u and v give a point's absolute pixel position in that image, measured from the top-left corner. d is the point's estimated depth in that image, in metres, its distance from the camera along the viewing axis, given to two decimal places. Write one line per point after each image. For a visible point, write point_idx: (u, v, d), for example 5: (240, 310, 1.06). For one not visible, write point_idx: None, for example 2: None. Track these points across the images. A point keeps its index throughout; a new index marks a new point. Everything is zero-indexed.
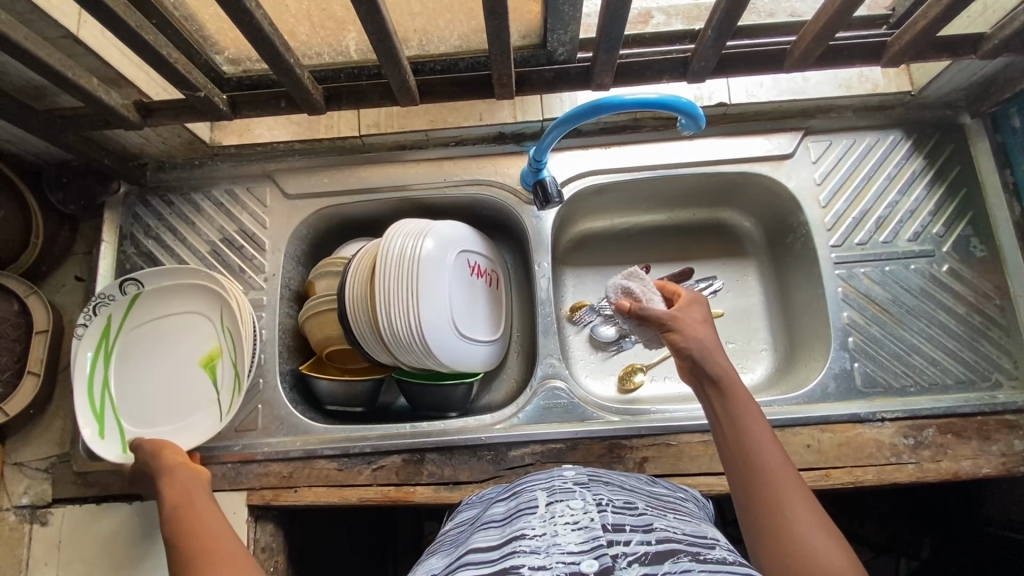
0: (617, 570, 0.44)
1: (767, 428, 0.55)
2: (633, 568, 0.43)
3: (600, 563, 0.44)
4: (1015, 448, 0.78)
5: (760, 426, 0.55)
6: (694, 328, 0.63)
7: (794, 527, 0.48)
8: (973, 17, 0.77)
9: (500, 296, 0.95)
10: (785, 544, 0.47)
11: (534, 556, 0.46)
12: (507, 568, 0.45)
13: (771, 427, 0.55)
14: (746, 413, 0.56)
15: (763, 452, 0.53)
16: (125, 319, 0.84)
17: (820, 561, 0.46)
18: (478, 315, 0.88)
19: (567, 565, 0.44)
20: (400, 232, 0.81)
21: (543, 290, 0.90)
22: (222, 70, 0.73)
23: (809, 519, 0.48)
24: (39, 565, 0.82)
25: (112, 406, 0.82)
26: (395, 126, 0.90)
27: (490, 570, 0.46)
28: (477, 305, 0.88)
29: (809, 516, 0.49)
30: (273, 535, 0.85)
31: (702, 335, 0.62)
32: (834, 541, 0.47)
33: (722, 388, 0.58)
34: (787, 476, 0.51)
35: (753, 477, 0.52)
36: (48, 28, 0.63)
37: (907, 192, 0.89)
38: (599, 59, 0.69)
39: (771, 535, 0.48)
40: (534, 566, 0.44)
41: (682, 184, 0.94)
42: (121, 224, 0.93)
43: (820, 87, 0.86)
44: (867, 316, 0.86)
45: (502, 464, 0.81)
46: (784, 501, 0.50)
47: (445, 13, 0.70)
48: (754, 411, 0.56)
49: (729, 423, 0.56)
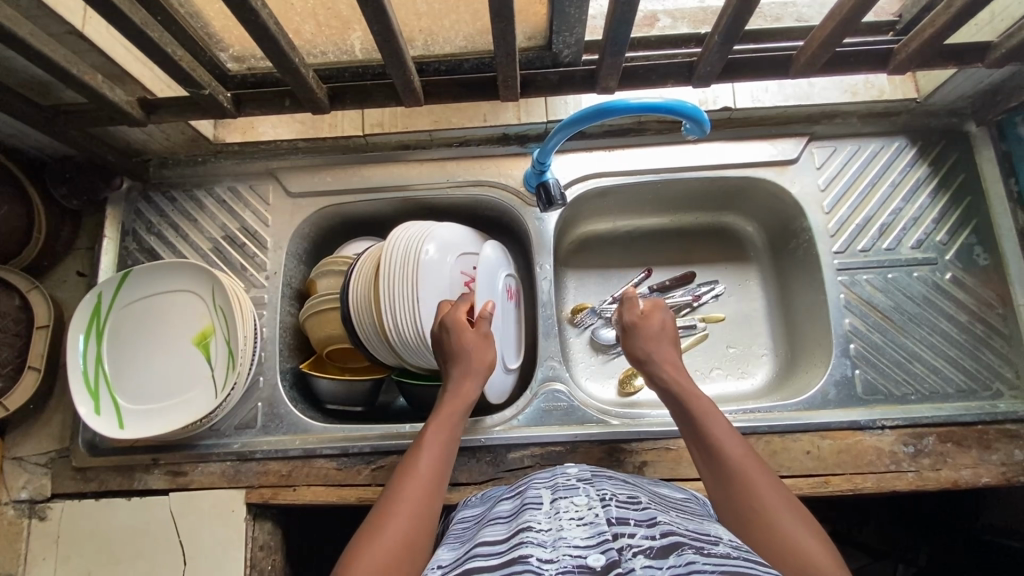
0: (623, 562, 0.44)
1: (734, 431, 0.63)
2: (638, 560, 0.44)
3: (606, 557, 0.44)
4: (1015, 457, 0.78)
5: (722, 424, 0.64)
6: (653, 340, 0.75)
7: (767, 514, 0.54)
8: (980, 25, 0.76)
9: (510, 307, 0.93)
10: (761, 532, 0.53)
11: (542, 548, 0.46)
12: (515, 558, 0.46)
13: (734, 426, 0.64)
14: (706, 413, 0.65)
15: (730, 450, 0.61)
16: (114, 297, 0.85)
17: (792, 540, 0.52)
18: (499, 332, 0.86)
19: (575, 558, 0.44)
20: (403, 234, 0.82)
21: (545, 292, 0.89)
22: (227, 67, 0.73)
23: (781, 503, 0.55)
24: (36, 560, 0.82)
25: (107, 383, 0.83)
26: (400, 126, 0.90)
27: (498, 562, 0.46)
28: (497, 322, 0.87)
29: (780, 503, 0.55)
30: (271, 533, 0.85)
31: (656, 346, 0.74)
32: (805, 523, 0.53)
33: (681, 393, 0.68)
34: (753, 464, 0.59)
35: (724, 473, 0.59)
36: (53, 23, 0.63)
37: (912, 199, 0.88)
38: (605, 62, 0.69)
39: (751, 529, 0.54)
40: (542, 558, 0.45)
41: (685, 188, 0.94)
42: (123, 219, 0.93)
43: (826, 93, 0.86)
44: (868, 323, 0.85)
45: (501, 466, 0.81)
46: (753, 488, 0.57)
47: (451, 13, 0.69)
48: (720, 416, 0.65)
49: (696, 431, 0.65)
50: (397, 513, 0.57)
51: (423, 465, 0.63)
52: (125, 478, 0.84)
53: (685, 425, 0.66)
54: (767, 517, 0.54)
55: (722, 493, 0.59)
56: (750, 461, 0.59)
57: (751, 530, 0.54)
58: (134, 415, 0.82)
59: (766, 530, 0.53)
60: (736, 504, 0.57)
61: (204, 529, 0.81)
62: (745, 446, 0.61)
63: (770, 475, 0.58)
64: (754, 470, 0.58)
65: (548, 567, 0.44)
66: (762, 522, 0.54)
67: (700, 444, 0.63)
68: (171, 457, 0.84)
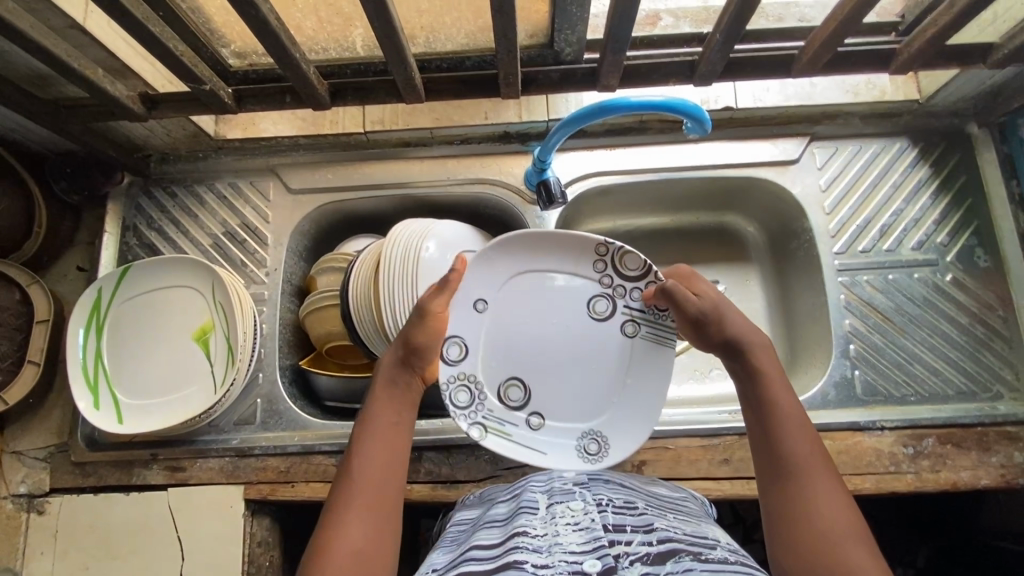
0: (619, 570, 0.44)
1: (805, 422, 0.54)
2: (635, 568, 0.44)
3: (602, 563, 0.44)
4: (1015, 460, 0.78)
5: (794, 410, 0.55)
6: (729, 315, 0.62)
7: (818, 520, 0.48)
8: (982, 26, 0.76)
9: (493, 353, 0.74)
10: (804, 535, 0.48)
11: (536, 554, 0.46)
12: (509, 563, 0.45)
13: (808, 416, 0.55)
14: (776, 395, 0.56)
15: (795, 440, 0.53)
16: (114, 292, 0.85)
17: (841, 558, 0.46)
18: (594, 384, 0.74)
19: (570, 565, 0.44)
20: (403, 232, 0.82)
21: (463, 401, 0.72)
22: (228, 63, 0.73)
23: (839, 510, 0.49)
24: (34, 554, 0.82)
25: (106, 378, 0.83)
26: (400, 122, 0.90)
27: (491, 567, 0.46)
28: (573, 346, 0.74)
29: (836, 509, 0.49)
30: (269, 529, 0.85)
31: (725, 321, 0.62)
32: (860, 537, 0.47)
33: (752, 374, 0.58)
34: (819, 464, 0.52)
35: (780, 462, 0.53)
36: (55, 17, 0.63)
37: (913, 200, 0.88)
38: (606, 60, 0.69)
39: (792, 526, 0.49)
40: (537, 564, 0.45)
41: (687, 188, 0.93)
42: (124, 215, 0.93)
43: (827, 93, 0.86)
44: (868, 324, 0.85)
45: (501, 464, 0.81)
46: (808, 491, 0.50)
47: (452, 11, 0.70)
48: (792, 399, 0.56)
49: (760, 410, 0.56)
50: (350, 512, 0.52)
51: (375, 454, 0.56)
52: (123, 472, 0.84)
53: (747, 398, 0.58)
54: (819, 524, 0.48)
55: (769, 479, 0.53)
56: (814, 459, 0.52)
57: (790, 527, 0.49)
58: (133, 410, 0.82)
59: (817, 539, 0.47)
60: (781, 497, 0.51)
61: (203, 524, 0.81)
62: (817, 443, 0.53)
63: (836, 481, 0.51)
64: (819, 471, 0.51)
65: (542, 572, 0.44)
66: (806, 524, 0.49)
67: (759, 423, 0.56)
68: (170, 452, 0.84)
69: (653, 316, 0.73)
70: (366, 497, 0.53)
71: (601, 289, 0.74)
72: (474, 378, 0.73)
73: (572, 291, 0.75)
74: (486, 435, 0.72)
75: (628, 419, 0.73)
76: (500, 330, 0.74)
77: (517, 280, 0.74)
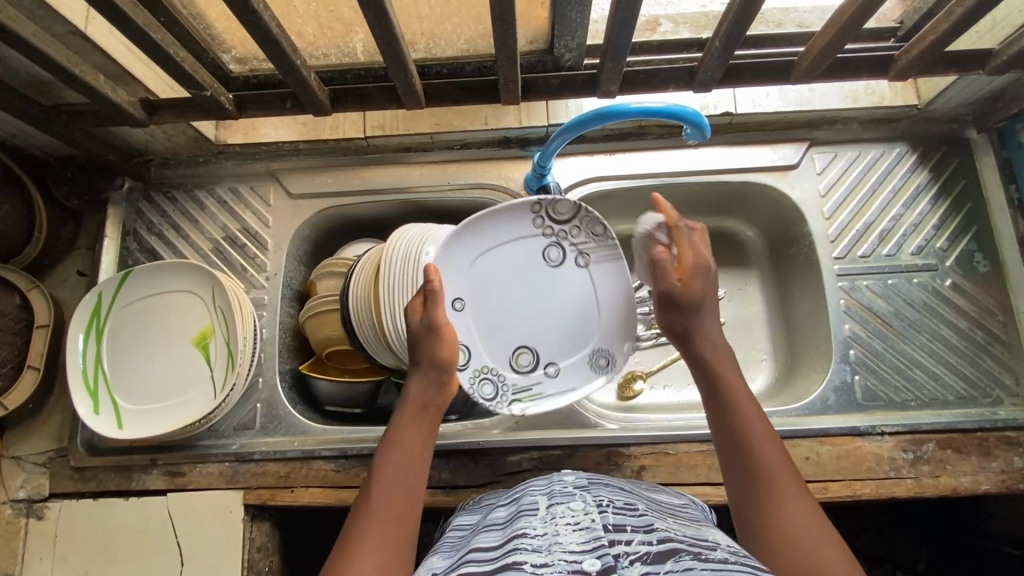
0: (619, 569, 0.44)
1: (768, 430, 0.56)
2: (634, 567, 0.44)
3: (602, 562, 0.44)
4: (1015, 465, 0.78)
5: (756, 418, 0.57)
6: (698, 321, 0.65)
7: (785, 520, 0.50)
8: (981, 33, 0.76)
9: (491, 339, 0.80)
10: (773, 534, 0.49)
11: (536, 554, 0.46)
12: (509, 564, 0.45)
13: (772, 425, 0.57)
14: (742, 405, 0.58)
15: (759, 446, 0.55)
16: (114, 297, 0.85)
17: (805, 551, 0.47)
18: (589, 323, 0.82)
19: (569, 563, 0.44)
20: (403, 237, 0.79)
21: (490, 393, 0.79)
22: (229, 69, 0.73)
23: (805, 510, 0.50)
24: (33, 560, 0.82)
25: (106, 383, 0.83)
26: (401, 128, 0.91)
27: (491, 568, 0.46)
28: (555, 293, 0.82)
29: (801, 510, 0.50)
30: (268, 534, 0.85)
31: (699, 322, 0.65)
32: (826, 531, 0.48)
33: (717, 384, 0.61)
34: (782, 468, 0.54)
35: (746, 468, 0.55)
36: (56, 24, 0.63)
37: (911, 205, 0.88)
38: (606, 67, 0.69)
39: (762, 527, 0.50)
40: (536, 563, 0.45)
41: (686, 193, 0.94)
42: (124, 220, 0.93)
43: (826, 98, 0.87)
44: (868, 330, 0.85)
45: (500, 469, 0.81)
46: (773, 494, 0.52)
47: (452, 17, 0.70)
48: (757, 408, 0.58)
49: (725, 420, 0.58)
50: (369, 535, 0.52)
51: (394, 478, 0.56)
52: (123, 478, 0.84)
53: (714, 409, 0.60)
54: (785, 525, 0.49)
55: (739, 484, 0.54)
56: (779, 463, 0.54)
57: (761, 528, 0.50)
58: (133, 416, 0.82)
59: (783, 536, 0.49)
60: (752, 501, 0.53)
61: (202, 529, 0.81)
62: (781, 449, 0.55)
63: (801, 484, 0.53)
64: (784, 475, 0.53)
65: (541, 571, 0.44)
66: (773, 523, 0.50)
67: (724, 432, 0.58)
68: (169, 457, 0.84)
69: (596, 241, 0.81)
70: (385, 520, 0.53)
71: (547, 238, 0.81)
72: (487, 369, 0.79)
73: (525, 247, 0.81)
74: (525, 405, 0.80)
75: (615, 322, 0.82)
76: (488, 314, 0.80)
77: (479, 262, 0.80)
